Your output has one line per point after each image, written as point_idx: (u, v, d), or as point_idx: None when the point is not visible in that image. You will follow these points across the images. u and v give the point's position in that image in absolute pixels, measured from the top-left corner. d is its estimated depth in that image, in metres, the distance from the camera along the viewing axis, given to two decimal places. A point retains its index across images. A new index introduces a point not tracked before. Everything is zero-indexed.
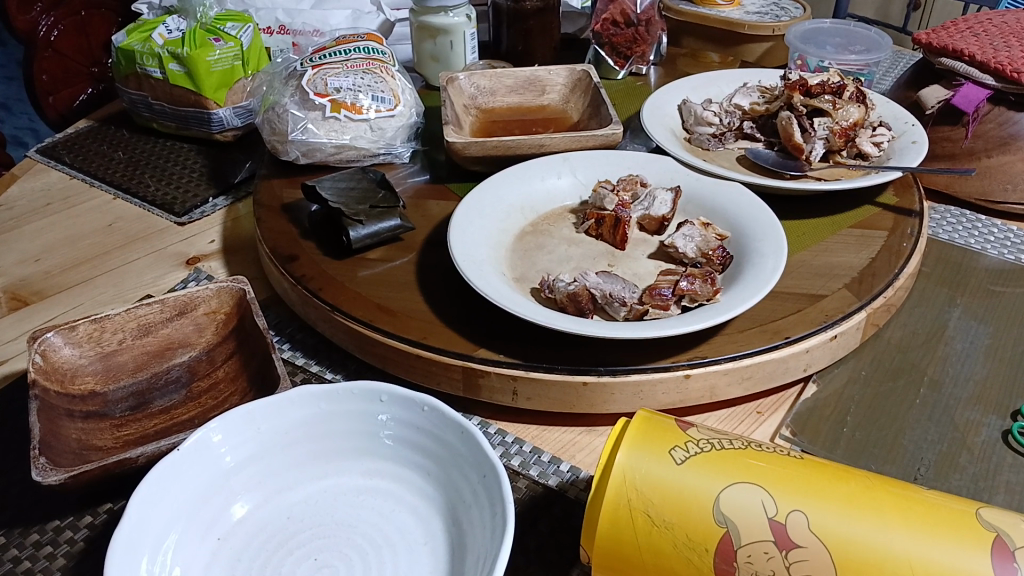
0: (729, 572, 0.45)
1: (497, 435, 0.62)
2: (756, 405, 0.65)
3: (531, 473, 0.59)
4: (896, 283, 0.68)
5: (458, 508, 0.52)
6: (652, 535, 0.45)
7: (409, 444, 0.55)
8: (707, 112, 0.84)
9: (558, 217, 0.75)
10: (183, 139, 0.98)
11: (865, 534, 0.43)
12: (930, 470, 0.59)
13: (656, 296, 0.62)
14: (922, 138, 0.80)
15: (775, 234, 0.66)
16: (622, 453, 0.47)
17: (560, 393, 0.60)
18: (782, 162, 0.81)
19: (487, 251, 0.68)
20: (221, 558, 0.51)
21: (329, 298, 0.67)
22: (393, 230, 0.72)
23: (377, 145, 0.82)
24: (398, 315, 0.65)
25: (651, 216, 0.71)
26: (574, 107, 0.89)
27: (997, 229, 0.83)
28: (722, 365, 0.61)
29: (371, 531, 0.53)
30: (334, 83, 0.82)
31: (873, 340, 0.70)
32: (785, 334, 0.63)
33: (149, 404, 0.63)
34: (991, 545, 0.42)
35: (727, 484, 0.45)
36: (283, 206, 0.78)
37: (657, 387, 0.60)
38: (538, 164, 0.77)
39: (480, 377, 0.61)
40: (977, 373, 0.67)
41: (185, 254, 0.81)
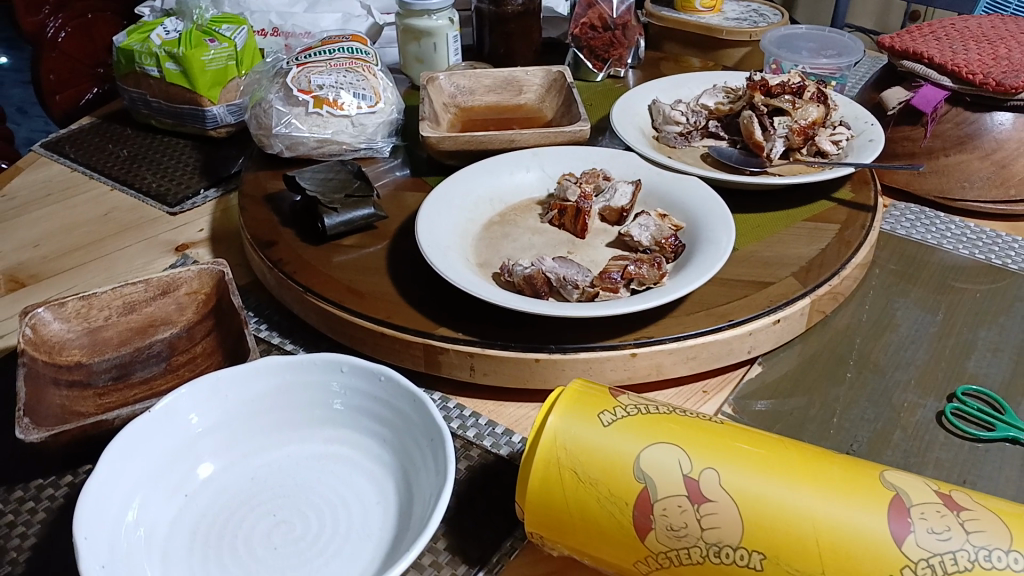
0: (647, 525, 0.48)
1: (456, 409, 0.66)
2: (703, 385, 0.68)
3: (484, 443, 0.63)
4: (842, 272, 0.71)
5: (409, 471, 0.56)
6: (578, 492, 0.49)
7: (366, 413, 0.59)
8: (674, 112, 0.87)
9: (525, 208, 0.78)
10: (179, 136, 1.03)
11: (772, 491, 0.46)
12: (863, 446, 0.62)
13: (606, 279, 0.66)
14: (879, 137, 0.83)
15: (724, 224, 0.70)
16: (553, 417, 0.50)
17: (514, 369, 0.64)
18: (744, 159, 0.84)
19: (452, 238, 0.72)
20: (186, 514, 0.55)
21: (303, 281, 0.71)
22: (366, 219, 0.76)
23: (358, 140, 0.86)
24: (366, 296, 0.69)
25: (612, 207, 0.75)
26: (549, 106, 0.93)
27: (955, 226, 0.86)
28: (667, 344, 0.64)
29: (328, 492, 0.57)
30: (317, 81, 0.86)
31: (821, 327, 0.73)
32: (729, 317, 0.66)
33: (131, 375, 0.67)
34: (889, 502, 0.46)
35: (647, 445, 0.49)
36: (266, 196, 0.83)
37: (606, 365, 0.64)
38: (507, 159, 0.81)
39: (440, 354, 0.65)
40: (918, 358, 0.70)
41: (175, 242, 0.86)
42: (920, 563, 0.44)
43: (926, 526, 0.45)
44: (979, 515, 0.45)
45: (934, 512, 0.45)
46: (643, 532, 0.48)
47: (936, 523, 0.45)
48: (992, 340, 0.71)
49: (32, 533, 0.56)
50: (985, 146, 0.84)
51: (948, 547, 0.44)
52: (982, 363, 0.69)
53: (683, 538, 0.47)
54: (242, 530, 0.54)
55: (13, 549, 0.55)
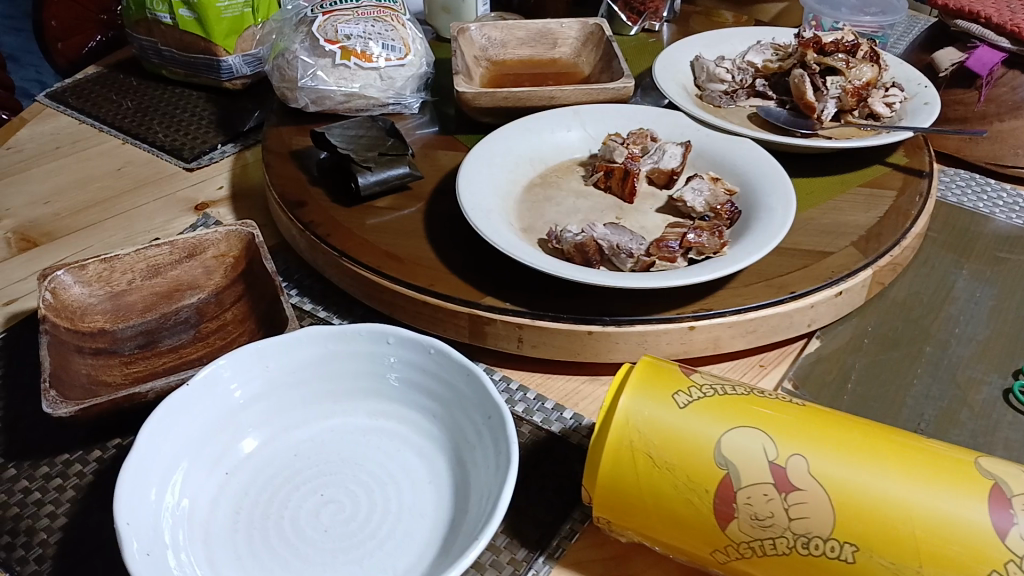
0: (729, 513, 0.45)
1: (502, 382, 0.63)
2: (759, 359, 0.65)
3: (535, 419, 0.60)
4: (902, 242, 0.68)
5: (463, 449, 0.53)
6: (654, 477, 0.46)
7: (416, 386, 0.56)
8: (719, 69, 0.84)
9: (567, 169, 0.75)
10: (192, 87, 0.98)
11: (863, 479, 0.44)
12: (930, 425, 0.59)
13: (663, 247, 0.63)
14: (934, 99, 0.79)
15: (784, 189, 0.66)
16: (625, 397, 0.47)
17: (566, 341, 0.61)
18: (793, 120, 0.80)
19: (495, 200, 0.68)
20: (228, 492, 0.52)
21: (337, 244, 0.67)
22: (402, 178, 0.72)
23: (387, 94, 0.82)
24: (405, 262, 0.66)
25: (660, 170, 0.71)
26: (585, 61, 0.88)
27: (1006, 194, 0.83)
28: (727, 317, 0.61)
29: (376, 469, 0.54)
30: (344, 30, 0.81)
31: (878, 299, 0.70)
32: (790, 288, 0.63)
33: (158, 343, 0.63)
34: (989, 492, 0.43)
35: (728, 429, 0.46)
36: (292, 152, 0.78)
37: (661, 338, 0.61)
38: (547, 117, 0.77)
39: (487, 324, 0.61)
40: (980, 333, 0.67)
41: (194, 200, 0.81)
42: None
43: None
44: None
45: None
46: (724, 520, 0.45)
47: None
48: None
49: (62, 513, 0.53)
50: None
51: None
52: None
53: (769, 527, 0.44)
54: (288, 509, 0.51)
55: (43, 529, 0.51)
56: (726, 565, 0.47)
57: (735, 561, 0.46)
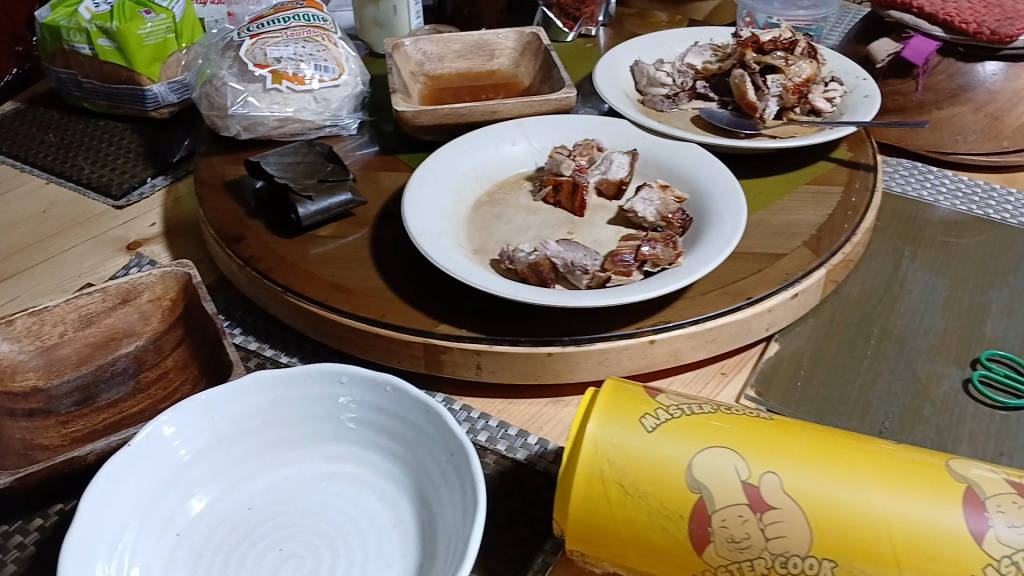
0: (705, 537, 0.44)
1: (463, 412, 0.61)
2: (720, 366, 0.64)
3: (499, 447, 0.58)
4: (853, 239, 0.68)
5: (428, 490, 0.51)
6: (626, 505, 0.44)
7: (372, 427, 0.53)
8: (659, 73, 0.83)
9: (513, 184, 0.73)
10: (116, 118, 0.94)
11: (839, 493, 0.43)
12: (894, 423, 0.59)
13: (618, 262, 0.61)
14: (874, 92, 0.79)
15: (734, 195, 0.66)
16: (592, 425, 0.46)
17: (525, 364, 0.59)
18: (736, 121, 0.80)
19: (444, 222, 0.66)
20: (181, 556, 0.49)
21: (280, 279, 0.64)
22: (344, 206, 0.69)
23: (322, 117, 0.79)
24: (353, 293, 0.63)
25: (609, 180, 0.70)
26: (525, 71, 0.86)
27: (948, 180, 0.84)
28: (686, 329, 0.60)
29: (338, 518, 0.51)
30: (274, 53, 0.78)
31: (834, 296, 0.69)
32: (747, 294, 0.62)
33: (96, 398, 0.60)
34: (962, 496, 0.43)
35: (699, 450, 0.45)
36: (225, 183, 0.75)
37: (622, 354, 0.60)
38: (490, 131, 0.75)
39: (443, 353, 0.59)
40: (936, 324, 0.67)
41: (126, 239, 0.78)
42: (1003, 560, 0.41)
43: (1004, 521, 0.42)
44: None
45: (1010, 504, 0.42)
46: (700, 545, 0.44)
47: (1015, 517, 0.42)
48: (1005, 301, 0.69)
49: None
50: (978, 99, 0.82)
51: None
52: (999, 327, 0.67)
53: (746, 550, 0.43)
54: (247, 568, 0.48)
55: None
56: None
57: None
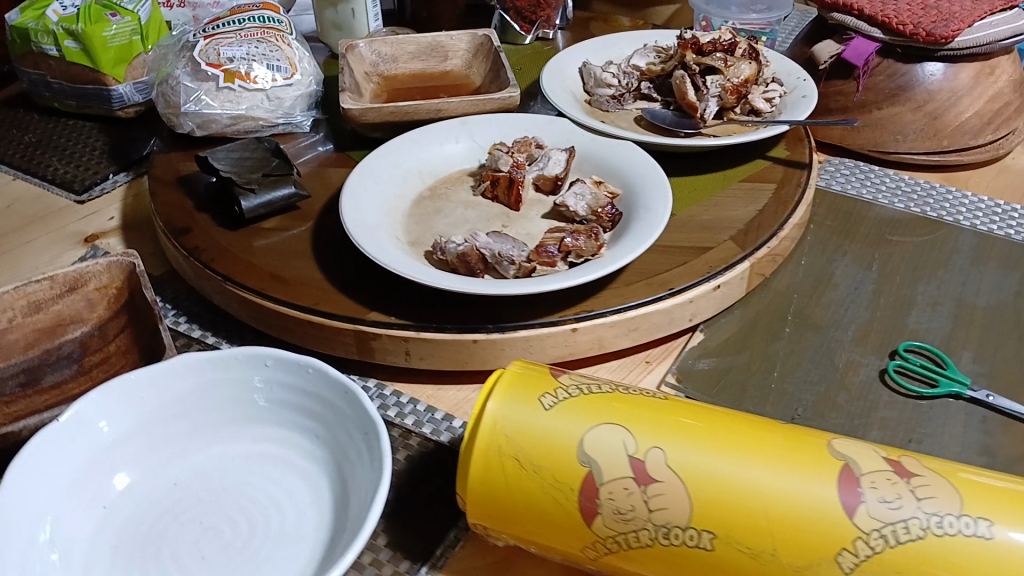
0: (593, 509, 0.46)
1: (393, 397, 0.63)
2: (645, 355, 0.66)
3: (424, 430, 0.60)
4: (780, 233, 0.70)
5: (344, 467, 0.52)
6: (521, 478, 0.46)
7: (295, 408, 0.55)
8: (605, 74, 0.86)
9: (456, 180, 0.75)
10: (85, 118, 0.97)
11: (720, 467, 0.45)
12: (807, 410, 0.61)
13: (543, 253, 0.63)
14: (812, 92, 0.82)
15: (661, 188, 0.68)
16: (493, 403, 0.48)
17: (452, 351, 0.61)
18: (678, 121, 0.82)
19: (381, 215, 0.68)
20: (106, 528, 0.51)
21: (221, 269, 0.67)
22: (288, 199, 0.72)
23: (275, 114, 0.81)
24: (290, 283, 0.65)
25: (545, 176, 0.72)
26: (476, 71, 0.88)
27: (889, 179, 0.86)
28: (608, 318, 0.62)
29: (259, 495, 0.53)
30: (226, 53, 0.80)
31: (762, 289, 0.71)
32: (669, 286, 0.65)
33: (40, 380, 0.63)
34: (839, 472, 0.44)
35: (591, 427, 0.47)
36: (179, 179, 0.77)
37: (546, 342, 0.62)
38: (434, 129, 0.77)
39: (373, 340, 0.61)
40: (860, 316, 0.69)
41: (84, 233, 0.80)
42: (872, 533, 0.42)
43: (877, 496, 0.43)
44: (930, 480, 0.44)
45: (884, 480, 0.44)
46: (589, 516, 0.46)
47: (887, 492, 0.44)
48: (931, 294, 0.71)
49: None
50: (917, 98, 0.84)
51: (900, 516, 0.43)
52: (922, 318, 0.68)
53: (631, 521, 0.45)
54: (167, 541, 0.50)
55: None
56: (598, 561, 0.47)
57: (605, 557, 0.47)
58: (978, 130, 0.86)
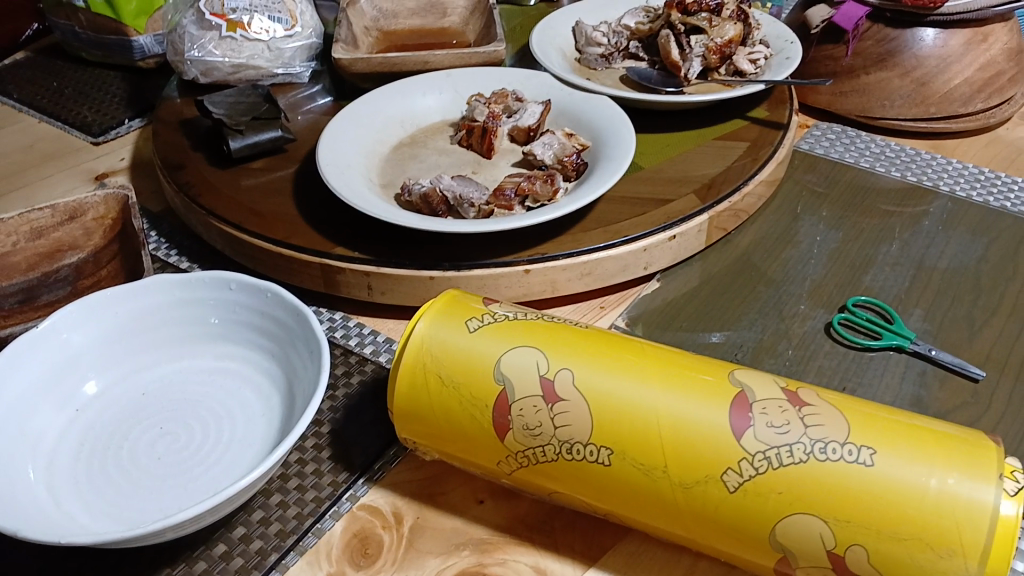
0: (505, 424, 0.48)
1: (355, 328, 0.66)
2: (601, 301, 0.69)
3: (379, 359, 0.63)
4: (743, 189, 0.72)
5: (293, 382, 0.56)
6: (441, 394, 0.50)
7: (255, 329, 0.59)
8: (595, 33, 0.87)
9: (437, 130, 0.79)
10: (110, 67, 1.03)
11: (622, 388, 0.47)
12: (746, 354, 0.62)
13: (500, 196, 0.66)
14: (796, 54, 0.82)
15: (626, 141, 0.70)
16: (422, 324, 0.51)
17: (410, 287, 0.65)
18: (663, 80, 0.84)
19: (357, 158, 0.72)
20: (76, 427, 0.55)
21: (206, 204, 0.72)
22: (274, 141, 0.76)
23: (274, 64, 0.86)
24: (266, 218, 0.70)
25: (519, 128, 0.75)
26: (472, 28, 0.92)
27: (875, 144, 0.86)
28: (560, 262, 0.65)
29: (216, 405, 0.57)
30: (230, 4, 0.85)
31: (724, 243, 0.73)
32: (623, 234, 0.67)
33: (37, 298, 0.68)
34: (732, 398, 0.46)
35: (509, 349, 0.50)
36: (181, 121, 0.82)
37: (500, 282, 0.65)
38: (419, 81, 0.80)
39: (338, 274, 0.65)
40: (817, 272, 0.70)
41: (96, 171, 0.86)
42: (757, 455, 0.43)
43: (765, 421, 0.45)
44: (821, 410, 0.45)
45: (775, 407, 0.45)
46: (502, 431, 0.49)
47: (776, 418, 0.45)
48: (892, 255, 0.72)
49: None
50: (906, 63, 0.84)
51: (785, 440, 0.44)
52: (878, 277, 0.69)
53: (538, 436, 0.48)
54: (129, 441, 0.55)
55: None
56: (514, 476, 0.50)
57: (519, 471, 0.50)
58: (968, 98, 0.85)
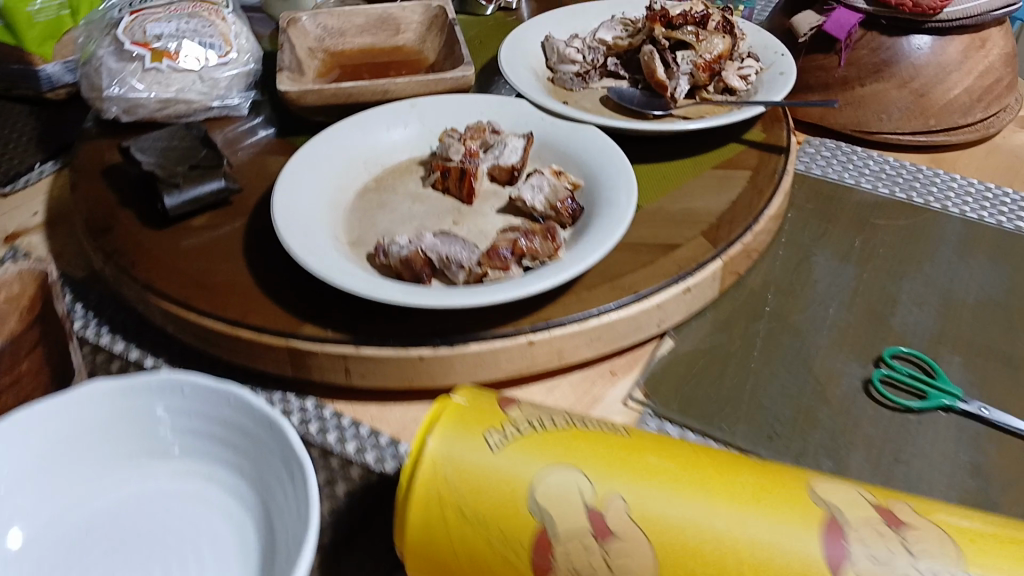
0: (547, 566, 0.40)
1: (333, 420, 0.57)
2: (610, 366, 0.61)
3: (366, 459, 0.54)
4: (756, 227, 0.64)
5: (270, 509, 0.47)
6: (465, 531, 0.41)
7: (217, 440, 0.50)
8: (569, 49, 0.79)
9: (405, 170, 0.69)
10: (12, 99, 0.89)
11: (688, 518, 0.39)
12: (785, 427, 0.56)
13: (494, 256, 0.57)
14: (789, 69, 0.75)
15: (625, 181, 0.62)
16: (433, 441, 0.42)
17: (396, 369, 0.56)
18: (647, 101, 0.76)
19: (320, 212, 0.62)
20: None
21: (142, 276, 0.61)
22: (218, 194, 0.65)
23: (209, 96, 0.75)
24: (217, 291, 0.59)
25: (501, 166, 0.66)
26: (431, 47, 0.82)
27: (873, 161, 0.80)
28: (568, 328, 0.57)
29: (178, 542, 0.48)
30: (153, 30, 0.74)
31: (737, 287, 0.66)
32: (634, 290, 0.59)
33: None
34: (822, 523, 0.39)
35: (543, 470, 0.41)
36: (103, 169, 0.71)
37: (500, 356, 0.56)
38: (379, 113, 0.71)
39: (309, 357, 0.56)
40: (842, 317, 0.64)
41: (4, 230, 0.73)
42: None
43: (865, 551, 0.38)
44: (924, 533, 0.39)
45: (873, 533, 0.38)
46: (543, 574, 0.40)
47: (877, 547, 0.38)
48: (916, 291, 0.66)
49: None
50: (903, 74, 0.78)
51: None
52: (907, 319, 0.63)
53: None
54: None
55: None
56: None
57: None
58: (968, 108, 0.80)
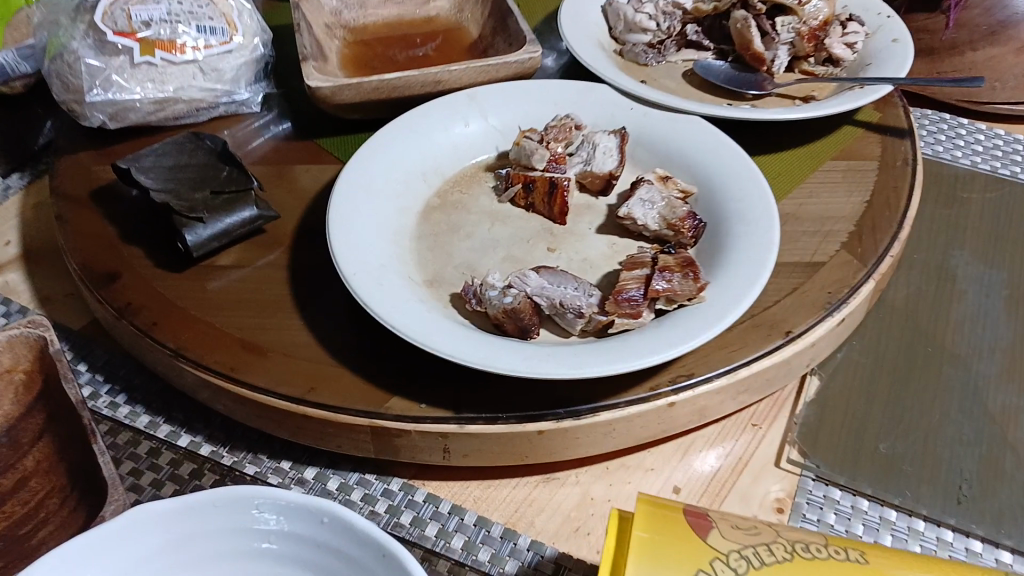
0: None
1: (428, 506, 0.46)
2: (750, 416, 0.52)
3: (479, 561, 0.44)
4: (903, 235, 0.54)
5: None
6: None
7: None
8: (640, 16, 0.66)
9: (471, 179, 0.57)
10: None
11: None
12: (973, 485, 0.47)
13: (623, 302, 0.46)
14: (905, 35, 0.64)
15: (759, 190, 0.51)
16: None
17: (505, 445, 0.45)
18: (736, 76, 0.65)
19: (389, 246, 0.50)
20: None
21: (165, 338, 0.48)
22: (249, 224, 0.53)
23: (214, 93, 0.61)
24: (267, 355, 0.47)
25: (594, 173, 0.54)
26: (470, 17, 0.70)
27: (982, 135, 0.71)
28: (715, 382, 0.46)
29: None
30: (140, 15, 0.59)
31: (876, 307, 0.57)
32: (785, 328, 0.49)
33: None
34: None
35: None
36: (94, 191, 0.57)
37: (635, 423, 0.46)
38: (437, 108, 0.58)
39: (397, 437, 0.44)
40: (1001, 338, 0.55)
41: None
42: None
43: None
44: None
45: None
46: None
47: None
48: None
49: None
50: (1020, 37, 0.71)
51: None
52: None
53: None
54: None
55: None
56: None
57: None
58: None
